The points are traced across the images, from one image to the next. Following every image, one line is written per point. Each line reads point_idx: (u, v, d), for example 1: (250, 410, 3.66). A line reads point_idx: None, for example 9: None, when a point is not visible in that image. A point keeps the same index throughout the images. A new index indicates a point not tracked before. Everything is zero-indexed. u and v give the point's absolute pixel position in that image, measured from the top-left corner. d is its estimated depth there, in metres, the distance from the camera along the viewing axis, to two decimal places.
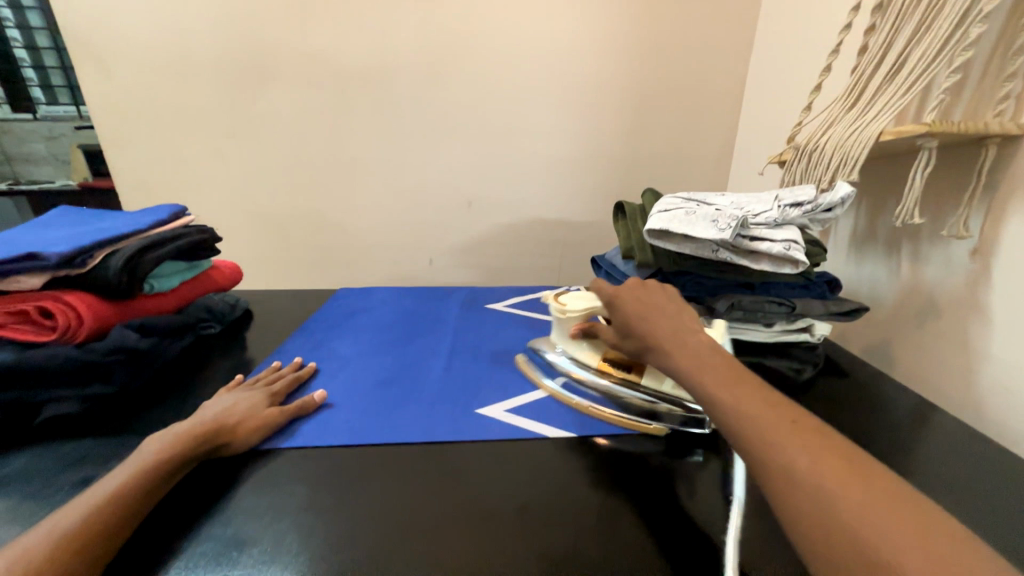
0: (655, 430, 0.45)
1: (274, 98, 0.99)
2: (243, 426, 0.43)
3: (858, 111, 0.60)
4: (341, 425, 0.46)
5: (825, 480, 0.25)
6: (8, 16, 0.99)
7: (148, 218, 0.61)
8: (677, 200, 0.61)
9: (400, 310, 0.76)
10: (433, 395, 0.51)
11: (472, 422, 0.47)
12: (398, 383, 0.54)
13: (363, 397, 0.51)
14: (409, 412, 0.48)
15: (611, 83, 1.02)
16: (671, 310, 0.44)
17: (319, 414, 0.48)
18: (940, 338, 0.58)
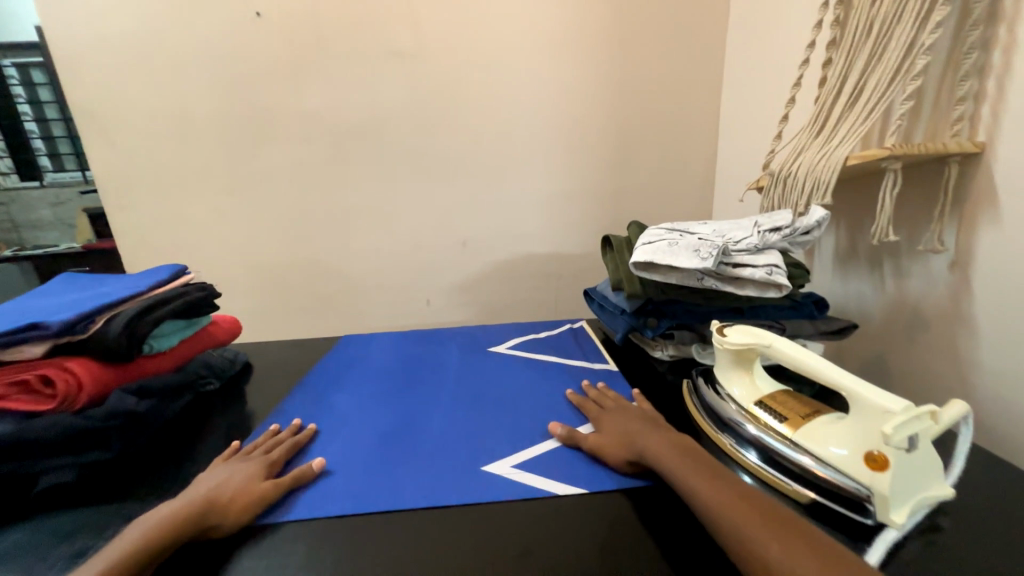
0: (794, 492, 0.38)
1: (272, 156, 1.04)
2: (236, 503, 0.41)
3: (825, 138, 0.64)
4: (340, 491, 0.44)
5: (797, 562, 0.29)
6: (20, 93, 1.08)
7: (148, 279, 0.63)
8: (661, 231, 0.63)
9: (399, 360, 0.75)
10: (434, 452, 0.50)
11: (476, 482, 0.45)
12: (397, 441, 0.52)
13: (364, 458, 0.49)
14: (409, 473, 0.47)
15: (591, 123, 1.07)
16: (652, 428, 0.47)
17: (317, 482, 0.46)
18: (933, 351, 0.58)
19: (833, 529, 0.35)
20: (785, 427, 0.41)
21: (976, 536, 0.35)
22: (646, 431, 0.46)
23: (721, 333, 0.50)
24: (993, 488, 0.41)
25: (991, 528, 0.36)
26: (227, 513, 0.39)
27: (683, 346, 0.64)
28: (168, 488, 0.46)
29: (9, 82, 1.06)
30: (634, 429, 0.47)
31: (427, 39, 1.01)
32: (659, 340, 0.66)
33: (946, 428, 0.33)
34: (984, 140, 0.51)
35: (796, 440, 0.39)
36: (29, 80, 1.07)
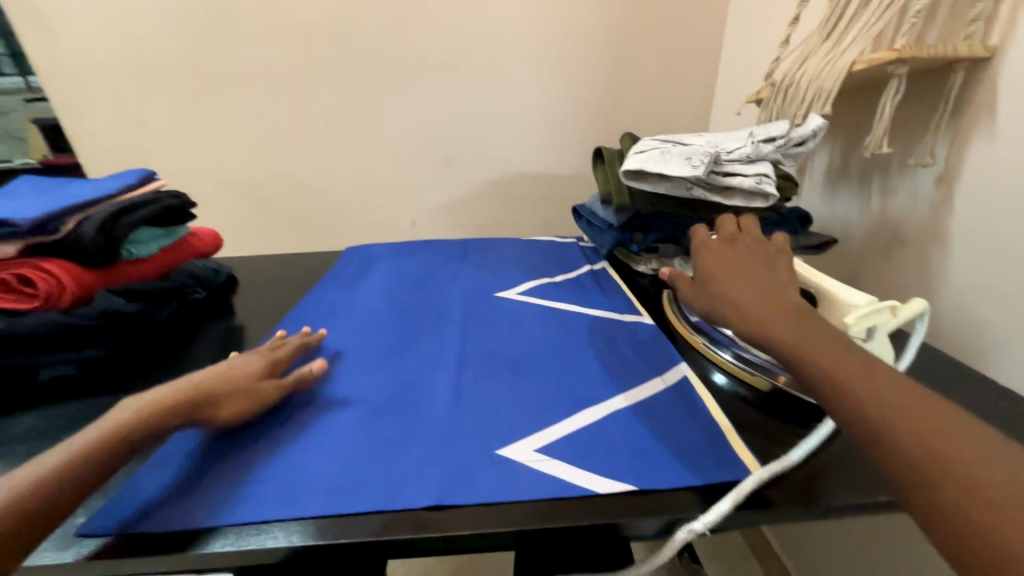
0: (758, 382, 0.44)
1: (236, 54, 0.94)
2: (232, 397, 0.41)
3: (834, 42, 0.60)
4: (323, 476, 0.36)
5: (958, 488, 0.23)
6: None
7: (117, 183, 0.60)
8: (654, 141, 0.61)
9: (392, 304, 0.64)
10: (442, 427, 0.41)
11: (493, 474, 0.36)
12: (394, 411, 0.43)
13: (352, 434, 0.40)
14: (411, 452, 0.38)
15: (588, 25, 0.98)
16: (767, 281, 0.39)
17: (295, 466, 0.37)
18: (904, 266, 0.60)
19: (786, 413, 0.42)
20: None
21: None
22: (753, 283, 0.39)
23: None
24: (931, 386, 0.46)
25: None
26: (215, 409, 0.39)
27: (666, 261, 0.67)
28: None
29: None
30: (734, 278, 0.41)
31: None
32: (643, 255, 0.68)
33: (903, 320, 0.36)
34: (996, 43, 0.48)
35: None
36: None
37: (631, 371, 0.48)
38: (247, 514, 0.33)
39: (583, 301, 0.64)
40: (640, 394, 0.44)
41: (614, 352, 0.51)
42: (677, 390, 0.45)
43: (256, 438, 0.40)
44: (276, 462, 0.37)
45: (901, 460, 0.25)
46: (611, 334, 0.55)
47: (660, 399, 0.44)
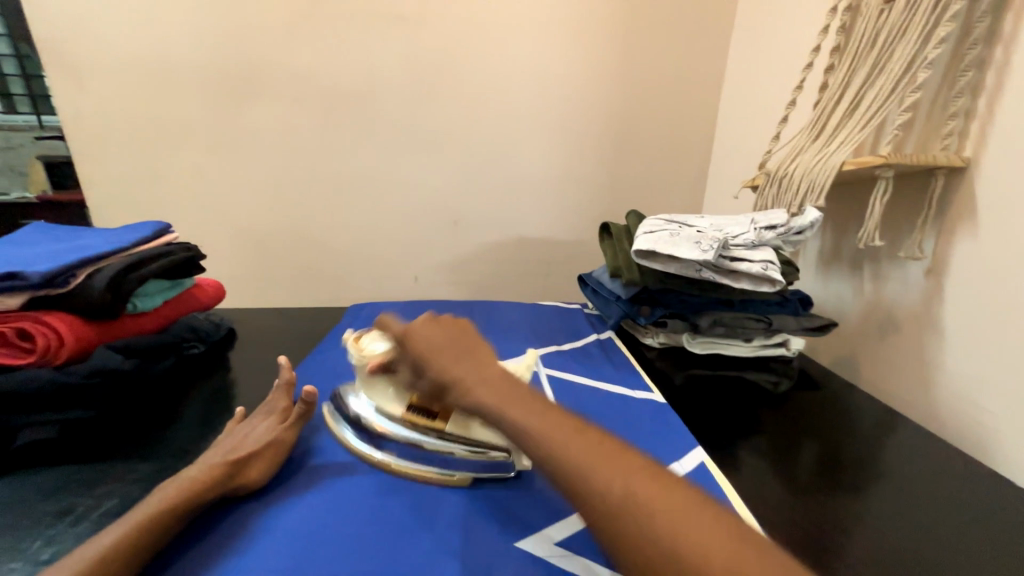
0: (459, 480, 0.41)
1: (260, 115, 0.99)
2: (255, 461, 0.41)
3: (823, 141, 0.66)
4: (328, 563, 0.33)
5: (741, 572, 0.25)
6: None
7: (132, 234, 0.60)
8: (660, 221, 0.64)
9: None
10: (453, 509, 0.38)
11: (511, 568, 0.33)
12: (403, 488, 0.41)
13: (358, 513, 0.38)
14: (422, 538, 0.35)
15: (593, 108, 1.06)
16: (465, 342, 0.44)
17: (300, 551, 0.34)
18: (901, 351, 0.62)
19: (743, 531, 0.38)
20: (436, 421, 0.44)
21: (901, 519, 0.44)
22: (466, 352, 0.43)
23: (359, 348, 0.49)
24: (938, 504, 0.46)
25: (901, 520, 0.43)
26: (242, 475, 0.39)
27: (674, 336, 0.66)
28: (157, 451, 0.45)
29: None
30: (443, 346, 0.43)
31: (432, 9, 0.98)
32: (651, 328, 0.68)
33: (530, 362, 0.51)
34: (970, 155, 0.54)
35: (447, 432, 0.43)
36: None
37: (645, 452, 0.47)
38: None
39: (593, 373, 0.63)
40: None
41: (630, 432, 0.50)
42: (696, 476, 0.44)
43: (256, 515, 0.37)
44: (278, 545, 0.34)
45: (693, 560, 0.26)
46: (626, 411, 0.55)
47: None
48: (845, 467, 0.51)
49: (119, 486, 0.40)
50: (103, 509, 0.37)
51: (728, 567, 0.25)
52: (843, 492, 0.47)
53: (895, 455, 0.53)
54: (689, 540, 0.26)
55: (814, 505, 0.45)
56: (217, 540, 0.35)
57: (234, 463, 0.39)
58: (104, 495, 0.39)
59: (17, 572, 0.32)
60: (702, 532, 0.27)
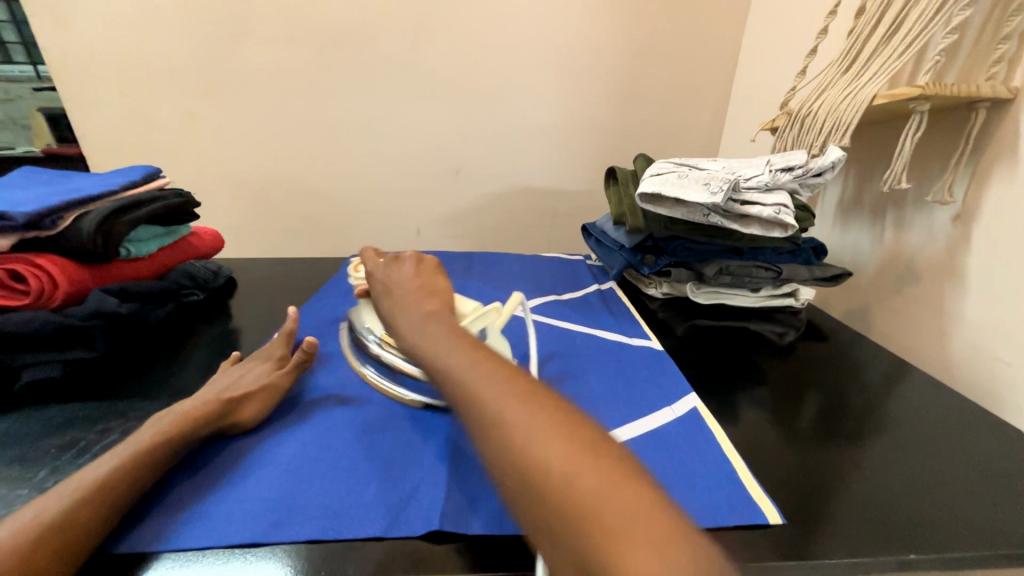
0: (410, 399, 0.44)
1: (249, 56, 0.94)
2: (249, 401, 0.41)
3: (853, 75, 0.60)
4: (315, 494, 0.34)
5: (545, 459, 0.28)
6: None
7: (121, 179, 0.58)
8: (669, 164, 0.61)
9: None
10: (439, 445, 0.39)
11: (494, 501, 0.34)
12: (391, 427, 0.41)
13: (347, 449, 0.38)
14: (409, 472, 0.36)
15: (603, 44, 0.98)
16: (414, 287, 0.48)
17: (289, 482, 0.35)
18: (917, 302, 0.60)
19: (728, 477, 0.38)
20: (403, 346, 0.47)
21: (894, 461, 0.44)
22: (409, 297, 0.46)
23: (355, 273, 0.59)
24: (938, 453, 0.45)
25: (895, 468, 0.43)
26: (237, 412, 0.40)
27: (679, 286, 0.65)
28: (158, 391, 0.46)
29: None
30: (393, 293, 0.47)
31: None
32: (654, 278, 0.67)
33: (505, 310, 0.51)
34: (1018, 86, 0.48)
35: None
36: None
37: (638, 398, 0.47)
38: (236, 536, 0.31)
39: (593, 322, 0.62)
40: (651, 427, 0.43)
41: (624, 381, 0.50)
42: (688, 424, 0.44)
43: (247, 451, 0.38)
44: (267, 477, 0.35)
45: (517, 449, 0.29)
46: (623, 358, 0.54)
47: (671, 434, 0.42)
48: (843, 416, 0.50)
49: (121, 422, 0.41)
50: (105, 442, 0.38)
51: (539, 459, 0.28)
52: (838, 440, 0.46)
53: (898, 404, 0.52)
54: (540, 454, 0.28)
55: (808, 452, 0.44)
56: (211, 473, 0.36)
57: (224, 400, 0.40)
58: (106, 430, 0.40)
59: (25, 498, 0.33)
60: (537, 429, 0.29)
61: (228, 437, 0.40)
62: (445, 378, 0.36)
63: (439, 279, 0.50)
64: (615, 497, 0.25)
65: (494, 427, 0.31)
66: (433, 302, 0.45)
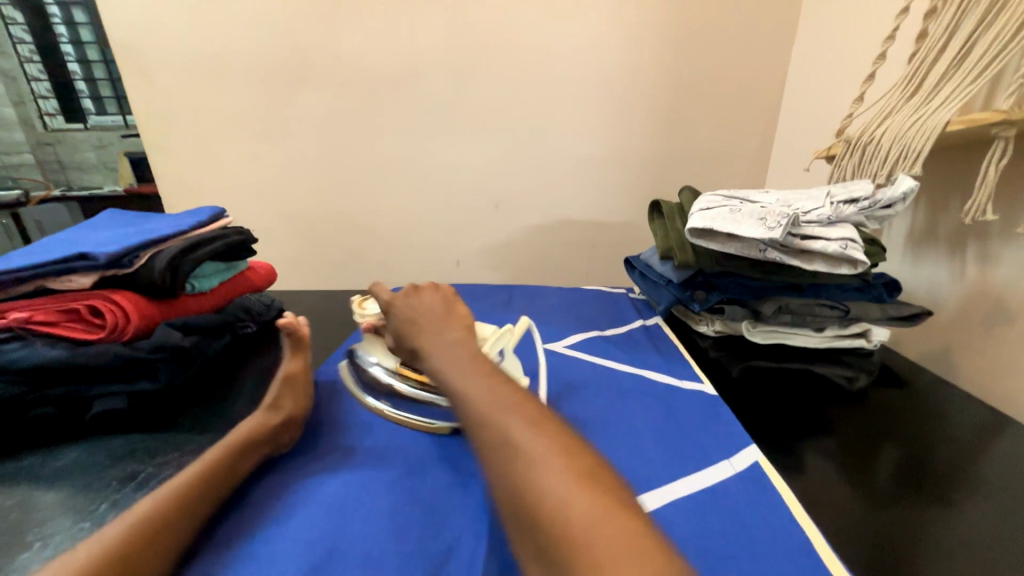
0: (439, 428, 0.45)
1: (307, 102, 1.02)
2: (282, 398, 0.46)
3: (920, 100, 0.56)
4: (356, 539, 0.33)
5: (545, 480, 0.27)
6: (71, 52, 1.16)
7: (190, 219, 0.63)
8: (718, 197, 0.59)
9: None
10: (481, 493, 0.37)
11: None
12: (430, 470, 0.40)
13: (386, 492, 0.37)
14: (451, 521, 0.34)
15: (643, 78, 0.99)
16: (437, 311, 0.48)
17: (331, 524, 0.34)
18: (1013, 344, 0.53)
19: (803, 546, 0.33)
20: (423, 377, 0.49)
21: (1005, 535, 0.37)
22: (433, 321, 0.46)
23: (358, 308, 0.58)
24: None
25: (999, 536, 0.37)
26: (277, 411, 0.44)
27: (732, 323, 0.59)
28: (212, 423, 0.47)
29: (67, 59, 1.17)
30: (415, 317, 0.47)
31: None
32: (705, 314, 0.62)
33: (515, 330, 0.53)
34: None
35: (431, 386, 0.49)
36: (78, 39, 1.14)
37: (693, 449, 0.43)
38: None
39: (640, 362, 0.59)
40: (709, 482, 0.40)
41: (677, 428, 0.46)
42: (751, 480, 0.39)
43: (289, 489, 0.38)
44: (310, 518, 0.35)
45: (519, 466, 0.29)
46: (674, 403, 0.50)
47: (732, 491, 0.38)
48: (932, 473, 0.44)
49: (176, 455, 0.42)
50: (161, 476, 0.39)
51: (538, 477, 0.27)
52: (932, 502, 0.40)
53: (998, 464, 0.45)
54: (540, 473, 0.28)
55: (896, 517, 0.39)
56: (254, 512, 0.35)
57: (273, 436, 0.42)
58: (162, 463, 0.41)
59: (85, 531, 0.34)
60: (540, 450, 0.29)
61: (270, 475, 0.40)
62: (457, 400, 0.35)
63: (460, 306, 0.51)
64: (608, 531, 0.24)
65: (498, 442, 0.30)
66: (461, 327, 0.45)
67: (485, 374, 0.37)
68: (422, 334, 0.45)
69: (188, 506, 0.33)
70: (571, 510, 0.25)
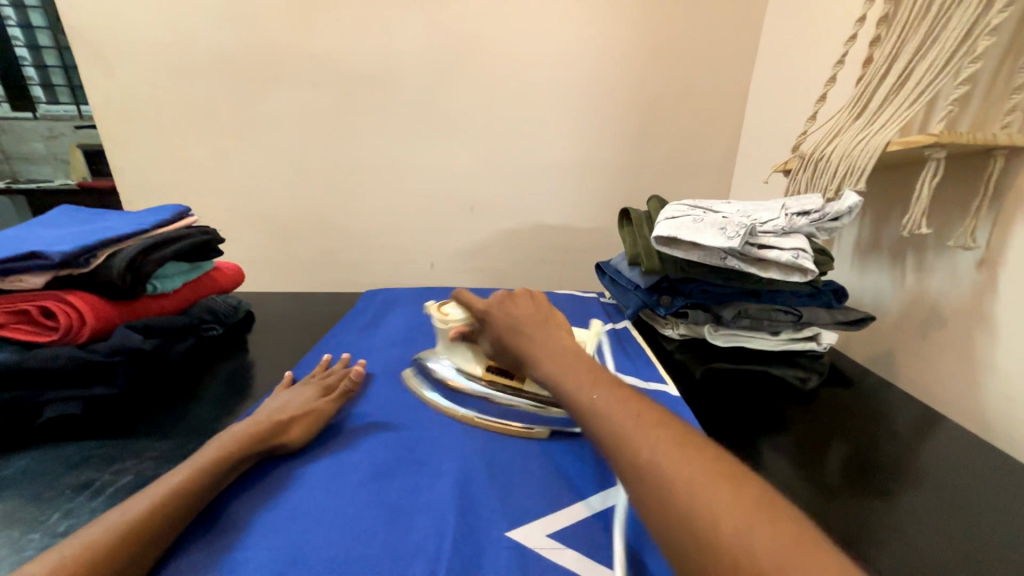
0: (538, 433, 0.46)
1: (279, 99, 1.00)
2: (293, 423, 0.44)
3: (865, 121, 0.61)
4: (321, 543, 0.33)
5: (719, 505, 0.26)
6: (20, 36, 1.08)
7: (153, 217, 0.61)
8: (684, 206, 0.61)
9: (410, 351, 0.64)
10: (448, 494, 0.38)
11: (501, 558, 0.32)
12: (399, 472, 0.40)
13: (355, 496, 0.37)
14: (417, 522, 0.35)
15: (615, 88, 1.02)
16: (536, 320, 0.49)
17: (297, 529, 0.34)
18: (945, 348, 0.58)
19: None
20: (513, 381, 0.50)
21: (933, 522, 0.41)
22: (536, 328, 0.48)
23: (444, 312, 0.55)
24: (979, 512, 0.42)
25: (930, 524, 0.40)
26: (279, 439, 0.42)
27: (695, 327, 0.62)
28: (175, 428, 0.46)
29: (15, 43, 1.09)
30: (519, 325, 0.49)
31: None
32: (670, 318, 0.65)
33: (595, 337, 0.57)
34: None
35: (523, 390, 0.49)
36: (29, 23, 1.07)
37: None
38: None
39: (608, 364, 0.61)
40: None
41: None
42: None
43: (252, 494, 0.38)
44: (275, 524, 0.35)
45: (682, 488, 0.28)
46: None
47: None
48: (872, 467, 0.47)
49: (135, 462, 0.41)
50: (120, 484, 0.38)
51: (704, 504, 0.27)
52: (874, 496, 0.44)
53: (930, 458, 0.50)
54: (711, 499, 0.27)
55: (840, 510, 0.42)
56: (218, 519, 0.35)
57: (266, 436, 0.41)
58: (119, 470, 0.40)
59: (35, 543, 0.32)
60: (703, 475, 0.28)
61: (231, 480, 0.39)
62: (596, 417, 0.36)
63: (554, 314, 0.52)
64: (800, 559, 0.23)
65: (649, 467, 0.30)
66: (565, 335, 0.48)
67: (609, 389, 0.38)
68: (530, 341, 0.47)
69: (145, 514, 0.32)
70: (751, 536, 0.25)
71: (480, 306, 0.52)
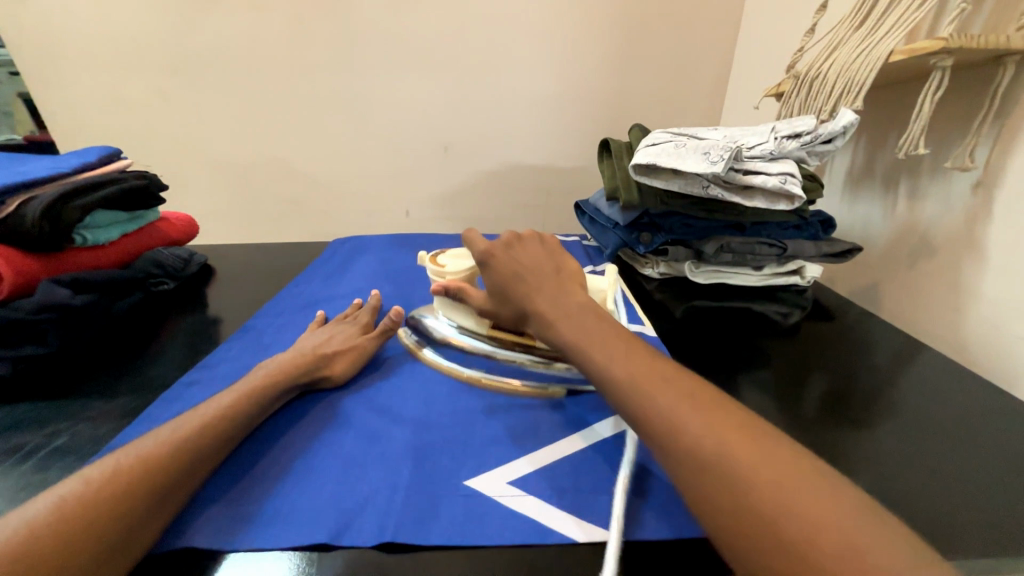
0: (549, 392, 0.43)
1: (217, 27, 0.88)
2: (339, 359, 0.45)
3: (868, 30, 0.55)
4: (271, 497, 0.32)
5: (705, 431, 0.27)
6: None
7: (75, 160, 0.54)
8: (667, 133, 0.57)
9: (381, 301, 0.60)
10: (406, 444, 0.37)
11: (457, 509, 0.31)
12: (360, 423, 0.39)
13: (312, 448, 0.36)
14: (371, 473, 0.34)
15: (595, 6, 0.92)
16: (549, 268, 0.42)
17: (246, 485, 0.33)
18: (930, 278, 0.56)
19: None
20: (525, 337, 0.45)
21: (903, 447, 0.41)
22: (546, 282, 0.41)
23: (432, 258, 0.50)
24: (950, 437, 0.42)
25: (902, 451, 0.40)
26: None
27: (676, 265, 0.60)
28: (119, 387, 0.44)
29: None
30: (524, 273, 0.42)
31: None
32: (651, 257, 0.62)
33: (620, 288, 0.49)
34: None
35: (536, 347, 0.45)
36: None
37: None
38: (193, 538, 0.29)
39: None
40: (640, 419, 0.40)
41: None
42: None
43: None
44: (225, 478, 0.34)
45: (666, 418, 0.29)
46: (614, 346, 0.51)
47: None
48: (846, 397, 0.47)
49: (70, 425, 0.38)
50: (53, 447, 0.36)
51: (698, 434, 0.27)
52: (848, 425, 0.43)
53: (906, 387, 0.49)
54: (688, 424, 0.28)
55: (812, 438, 0.41)
56: None
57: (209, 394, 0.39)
58: (53, 432, 0.37)
59: None
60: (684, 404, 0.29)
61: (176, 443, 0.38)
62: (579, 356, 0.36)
63: (570, 261, 0.45)
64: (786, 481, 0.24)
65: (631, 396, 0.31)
66: (578, 290, 0.41)
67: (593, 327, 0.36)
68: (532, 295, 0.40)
69: None
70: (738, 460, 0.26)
71: (482, 249, 0.45)
